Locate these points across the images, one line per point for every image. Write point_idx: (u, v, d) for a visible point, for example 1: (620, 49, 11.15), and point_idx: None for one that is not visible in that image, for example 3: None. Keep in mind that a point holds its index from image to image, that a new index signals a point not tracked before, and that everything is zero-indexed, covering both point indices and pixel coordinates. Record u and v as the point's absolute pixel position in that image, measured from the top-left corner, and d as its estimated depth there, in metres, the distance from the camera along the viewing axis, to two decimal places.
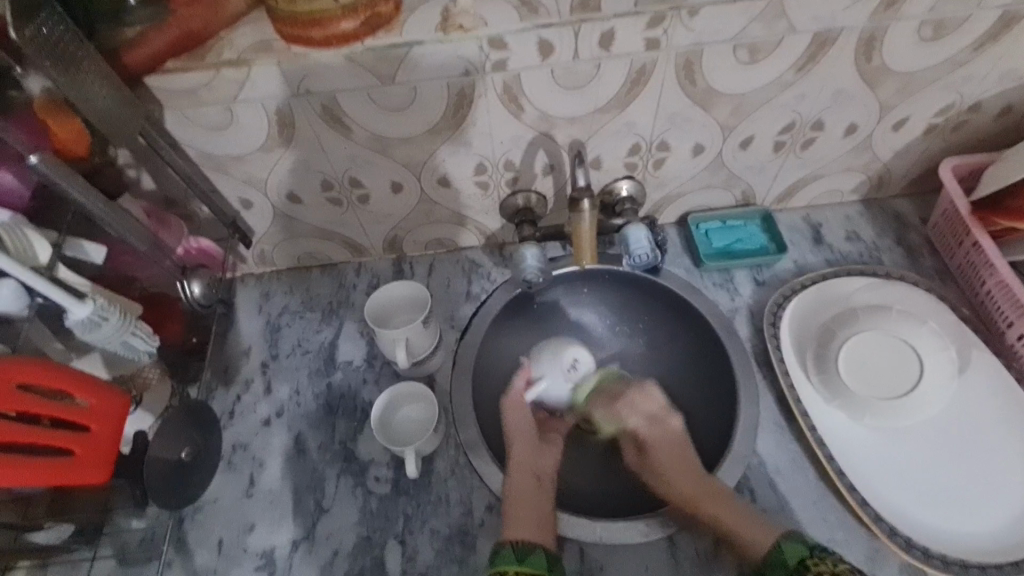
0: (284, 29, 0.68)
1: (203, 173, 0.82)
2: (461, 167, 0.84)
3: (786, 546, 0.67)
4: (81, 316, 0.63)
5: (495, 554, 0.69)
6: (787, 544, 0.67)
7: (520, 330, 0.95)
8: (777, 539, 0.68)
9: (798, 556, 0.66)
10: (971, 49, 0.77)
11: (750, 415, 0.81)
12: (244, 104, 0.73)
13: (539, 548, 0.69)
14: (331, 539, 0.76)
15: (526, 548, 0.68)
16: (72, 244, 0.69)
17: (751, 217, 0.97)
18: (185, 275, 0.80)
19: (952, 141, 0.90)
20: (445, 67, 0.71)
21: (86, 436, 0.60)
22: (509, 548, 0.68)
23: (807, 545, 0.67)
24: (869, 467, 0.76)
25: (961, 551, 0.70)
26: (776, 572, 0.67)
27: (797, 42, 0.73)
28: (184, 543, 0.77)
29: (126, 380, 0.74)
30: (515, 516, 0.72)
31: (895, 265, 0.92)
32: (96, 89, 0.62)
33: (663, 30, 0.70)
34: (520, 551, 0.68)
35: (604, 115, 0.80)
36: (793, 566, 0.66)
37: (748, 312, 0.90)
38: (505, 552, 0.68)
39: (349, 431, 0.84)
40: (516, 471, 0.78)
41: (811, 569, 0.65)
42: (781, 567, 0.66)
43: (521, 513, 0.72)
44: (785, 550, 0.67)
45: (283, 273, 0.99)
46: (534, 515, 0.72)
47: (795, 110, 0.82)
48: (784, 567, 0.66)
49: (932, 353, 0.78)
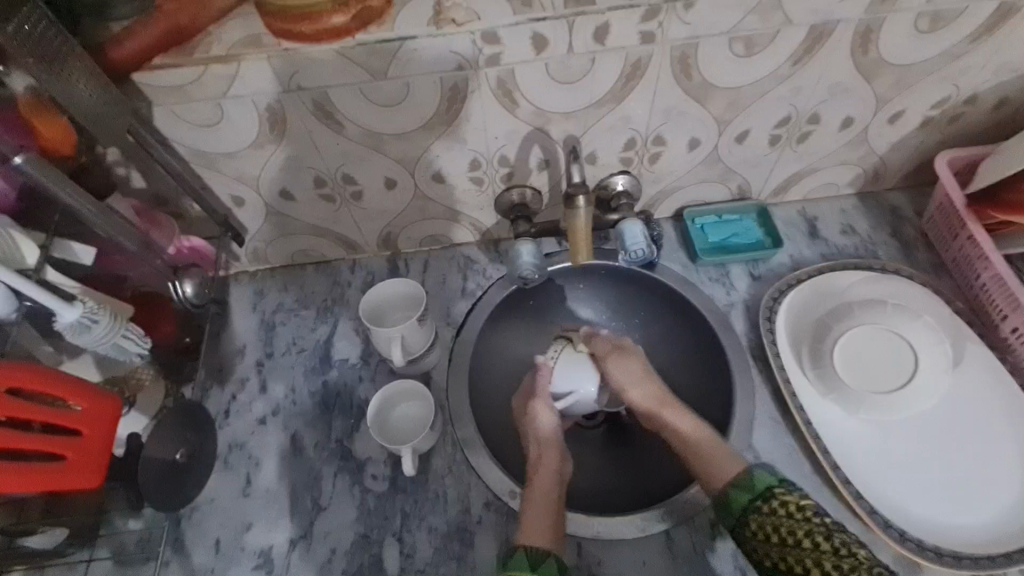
0: (274, 23, 0.67)
1: (193, 169, 0.81)
2: (455, 162, 0.84)
3: (755, 473, 0.68)
4: (70, 319, 0.62)
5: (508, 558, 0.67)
6: (755, 472, 0.68)
7: (517, 324, 0.96)
8: (744, 468, 0.70)
9: (766, 485, 0.67)
10: (967, 41, 0.77)
11: (746, 410, 0.82)
12: (234, 100, 0.72)
13: (552, 554, 0.67)
14: (329, 538, 0.76)
15: (540, 555, 0.66)
16: (60, 245, 0.70)
17: (747, 211, 0.97)
18: (177, 275, 0.80)
19: (947, 133, 0.90)
20: (439, 61, 0.70)
21: (79, 441, 0.60)
22: (523, 554, 0.66)
23: (777, 476, 0.68)
24: (866, 461, 0.77)
25: (956, 543, 0.70)
26: (743, 496, 0.67)
27: (794, 34, 0.72)
28: (182, 543, 0.77)
29: (120, 381, 0.74)
30: (528, 520, 0.71)
31: (890, 259, 0.93)
32: (80, 85, 0.61)
33: (658, 23, 0.69)
34: (534, 557, 0.66)
35: (599, 109, 0.79)
36: (758, 492, 0.67)
37: (745, 306, 0.90)
38: (519, 557, 0.66)
39: (346, 429, 0.83)
40: (538, 482, 0.75)
41: (776, 495, 0.65)
42: (747, 490, 0.67)
43: (536, 519, 0.71)
44: (755, 478, 0.68)
45: (277, 271, 0.98)
46: (551, 522, 0.71)
47: (791, 103, 0.82)
48: (750, 492, 0.67)
49: (927, 345, 0.78)
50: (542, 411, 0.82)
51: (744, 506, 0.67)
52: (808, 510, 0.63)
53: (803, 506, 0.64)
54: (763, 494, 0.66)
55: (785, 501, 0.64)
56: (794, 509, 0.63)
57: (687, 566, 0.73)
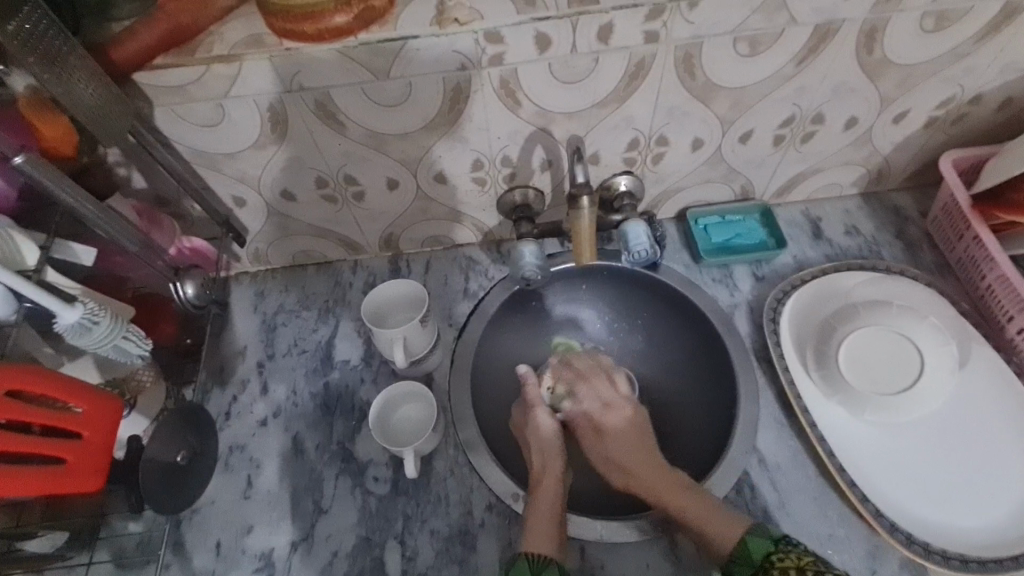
0: (276, 23, 0.66)
1: (194, 170, 0.80)
2: (458, 163, 0.83)
3: (751, 542, 0.65)
4: (70, 320, 0.62)
5: (511, 565, 0.67)
6: (750, 540, 0.65)
7: (520, 326, 0.95)
8: (741, 535, 0.67)
9: (762, 553, 0.64)
10: (972, 41, 0.76)
11: (749, 412, 0.81)
12: (235, 100, 0.71)
13: (553, 563, 0.66)
14: (330, 541, 0.76)
15: (541, 562, 0.66)
16: (61, 246, 0.69)
17: (751, 212, 0.96)
18: (177, 276, 0.78)
19: (951, 133, 0.90)
20: (441, 61, 0.70)
21: (78, 444, 0.59)
22: (524, 561, 0.66)
23: (772, 539, 0.65)
24: (871, 463, 0.76)
25: (963, 545, 0.70)
26: (744, 570, 0.65)
27: (798, 34, 0.72)
28: (182, 546, 0.76)
29: (119, 384, 0.73)
30: (535, 529, 0.70)
31: (895, 259, 0.92)
32: (81, 85, 0.61)
33: (662, 23, 0.69)
34: (536, 564, 0.66)
35: (602, 109, 0.79)
36: (758, 563, 0.64)
37: (748, 307, 0.89)
38: (520, 563, 0.66)
39: (347, 430, 0.83)
40: (542, 487, 0.75)
41: (774, 564, 0.63)
42: (746, 563, 0.65)
43: (539, 527, 0.70)
44: (750, 546, 0.65)
45: (278, 272, 0.98)
46: (551, 528, 0.70)
47: (795, 104, 0.81)
48: (750, 564, 0.64)
49: (932, 346, 0.77)
50: (541, 411, 0.81)
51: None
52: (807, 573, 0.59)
53: (804, 568, 0.60)
54: (762, 564, 0.64)
55: (784, 568, 0.61)
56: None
57: (691, 570, 0.72)
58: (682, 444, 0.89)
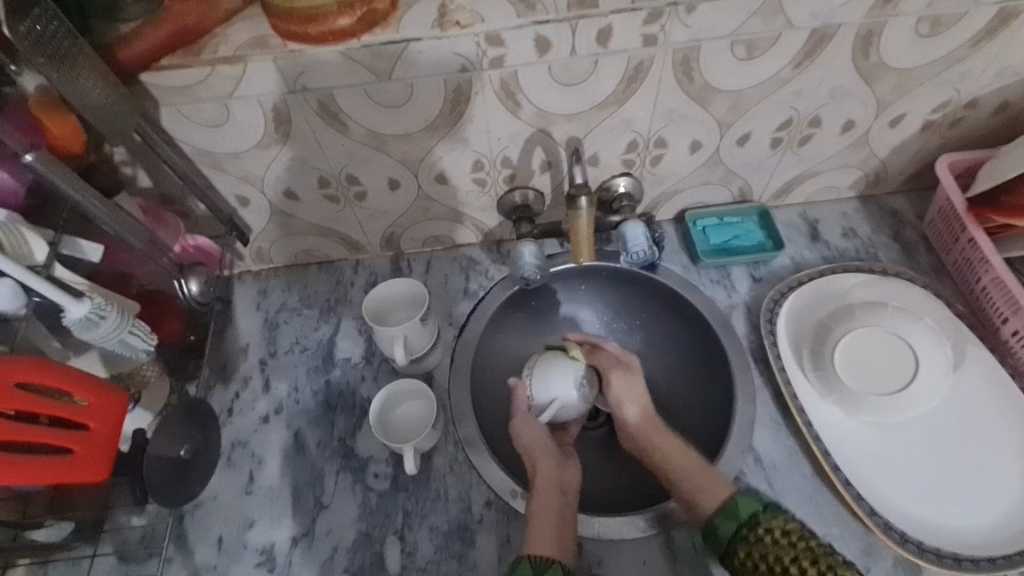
0: (281, 26, 0.68)
1: (199, 170, 0.82)
2: (459, 163, 0.84)
3: (741, 500, 0.67)
4: (78, 315, 0.63)
5: (513, 565, 0.67)
6: (740, 498, 0.67)
7: (520, 325, 0.96)
8: (728, 493, 0.70)
9: (751, 511, 0.66)
10: (968, 46, 0.77)
11: (747, 411, 0.82)
12: (240, 100, 0.72)
13: (556, 563, 0.66)
14: (330, 535, 0.77)
15: (544, 562, 0.66)
16: (69, 241, 0.70)
17: (749, 213, 0.97)
18: (183, 273, 0.80)
19: (949, 137, 0.91)
20: (442, 64, 0.71)
21: (85, 435, 0.61)
22: (528, 563, 0.66)
23: (761, 501, 0.67)
24: (866, 462, 0.77)
25: (957, 544, 0.71)
26: (728, 525, 0.66)
27: (795, 38, 0.73)
28: (184, 540, 0.77)
29: (125, 378, 0.76)
30: (537, 530, 0.70)
31: (891, 261, 0.93)
32: (91, 85, 0.62)
33: (661, 26, 0.70)
34: (538, 565, 0.65)
35: (602, 112, 0.80)
36: (744, 519, 0.66)
37: (746, 308, 0.90)
38: (524, 565, 0.66)
39: (348, 427, 0.84)
40: (543, 487, 0.76)
41: (761, 522, 0.65)
42: (733, 519, 0.66)
43: (541, 526, 0.71)
44: (739, 504, 0.67)
45: (281, 271, 0.99)
46: (553, 529, 0.70)
47: (793, 107, 0.82)
48: (735, 520, 0.66)
49: (927, 346, 0.78)
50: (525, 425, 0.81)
51: (731, 535, 0.66)
52: (793, 535, 0.62)
53: (789, 531, 0.62)
54: (747, 522, 0.66)
55: (769, 528, 0.64)
56: (777, 537, 0.62)
57: (686, 566, 0.73)
58: (680, 443, 0.90)
